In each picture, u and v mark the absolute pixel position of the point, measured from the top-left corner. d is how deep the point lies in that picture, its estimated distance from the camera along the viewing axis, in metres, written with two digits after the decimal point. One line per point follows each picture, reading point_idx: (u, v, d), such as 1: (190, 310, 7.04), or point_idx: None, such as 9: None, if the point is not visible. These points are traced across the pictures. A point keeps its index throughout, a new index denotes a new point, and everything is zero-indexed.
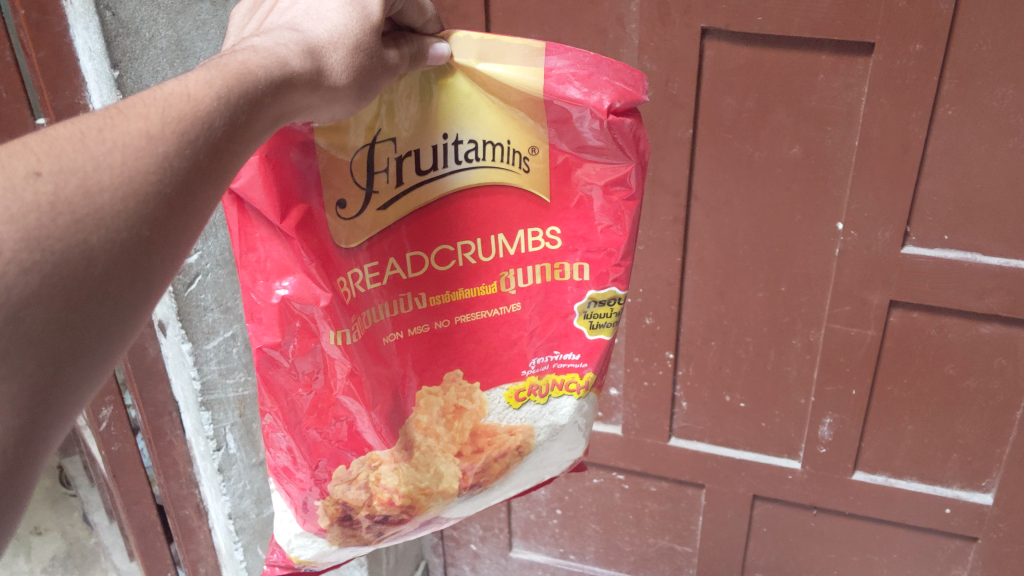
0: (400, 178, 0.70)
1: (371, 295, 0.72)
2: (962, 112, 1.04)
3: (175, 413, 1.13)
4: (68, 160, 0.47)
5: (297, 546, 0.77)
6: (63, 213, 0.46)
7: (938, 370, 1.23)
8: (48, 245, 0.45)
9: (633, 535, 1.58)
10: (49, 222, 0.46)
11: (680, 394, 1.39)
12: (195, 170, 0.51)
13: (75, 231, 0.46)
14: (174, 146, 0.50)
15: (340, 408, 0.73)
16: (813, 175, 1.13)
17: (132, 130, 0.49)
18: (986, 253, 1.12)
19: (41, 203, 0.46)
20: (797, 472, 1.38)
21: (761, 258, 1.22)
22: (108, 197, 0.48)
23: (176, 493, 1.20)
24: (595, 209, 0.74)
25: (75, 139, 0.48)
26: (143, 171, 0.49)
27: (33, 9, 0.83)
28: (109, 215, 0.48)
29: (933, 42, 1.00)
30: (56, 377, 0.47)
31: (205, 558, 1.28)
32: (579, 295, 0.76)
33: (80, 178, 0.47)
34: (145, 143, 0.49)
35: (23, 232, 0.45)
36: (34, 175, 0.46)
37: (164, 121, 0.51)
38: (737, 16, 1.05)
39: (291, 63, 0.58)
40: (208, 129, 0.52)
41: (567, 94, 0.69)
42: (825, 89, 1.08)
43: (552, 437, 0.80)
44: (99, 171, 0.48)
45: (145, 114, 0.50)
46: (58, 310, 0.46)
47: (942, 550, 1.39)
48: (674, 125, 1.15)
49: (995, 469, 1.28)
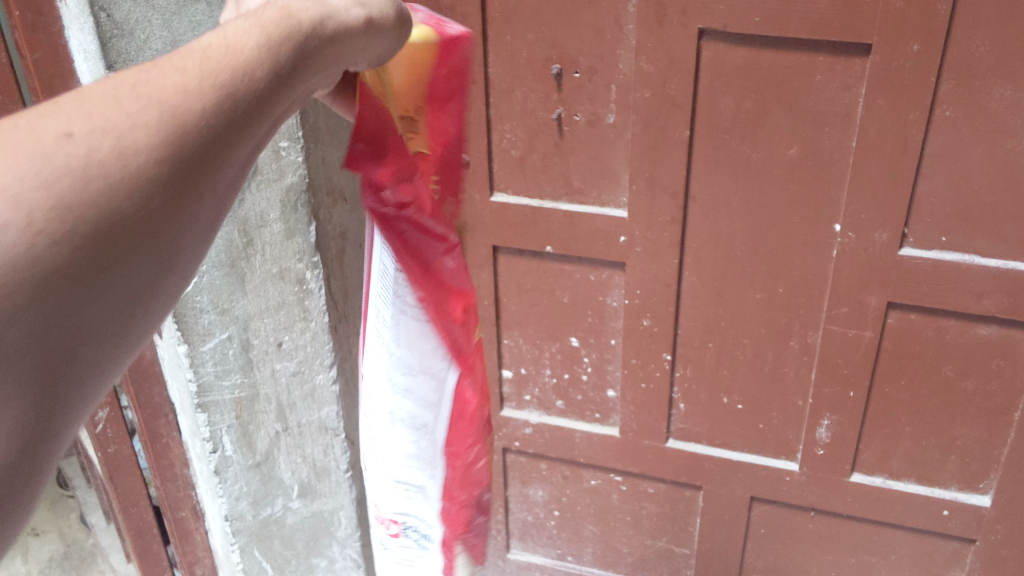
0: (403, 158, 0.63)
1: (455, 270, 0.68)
2: (959, 113, 1.03)
3: (172, 415, 1.14)
4: (102, 118, 0.39)
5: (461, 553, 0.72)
6: (97, 177, 0.38)
7: (937, 372, 1.23)
8: (82, 213, 0.37)
9: (632, 537, 1.58)
10: (82, 188, 0.37)
11: (678, 396, 1.39)
12: (231, 125, 0.43)
13: (112, 197, 0.38)
14: (212, 102, 0.42)
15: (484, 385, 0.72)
16: (811, 175, 1.13)
17: (169, 84, 0.41)
18: (984, 255, 1.12)
19: (73, 165, 0.37)
20: (796, 474, 1.38)
21: (759, 259, 1.22)
22: (145, 158, 0.39)
23: (173, 494, 1.21)
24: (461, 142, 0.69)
25: (108, 96, 0.40)
26: (181, 129, 0.40)
27: (28, 10, 0.83)
28: (142, 180, 0.39)
29: (930, 42, 0.99)
30: (70, 365, 0.38)
31: (201, 560, 1.28)
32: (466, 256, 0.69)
33: (114, 137, 0.39)
34: (183, 100, 0.41)
35: (54, 200, 0.36)
36: (66, 137, 0.38)
37: (202, 75, 0.42)
38: (735, 16, 1.05)
39: (333, 5, 0.49)
40: (249, 82, 0.44)
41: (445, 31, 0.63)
42: (823, 90, 1.07)
43: None
44: (134, 129, 0.39)
45: (182, 66, 0.42)
46: (79, 275, 0.37)
47: (941, 551, 1.39)
48: (673, 126, 1.14)
49: (994, 471, 1.28)
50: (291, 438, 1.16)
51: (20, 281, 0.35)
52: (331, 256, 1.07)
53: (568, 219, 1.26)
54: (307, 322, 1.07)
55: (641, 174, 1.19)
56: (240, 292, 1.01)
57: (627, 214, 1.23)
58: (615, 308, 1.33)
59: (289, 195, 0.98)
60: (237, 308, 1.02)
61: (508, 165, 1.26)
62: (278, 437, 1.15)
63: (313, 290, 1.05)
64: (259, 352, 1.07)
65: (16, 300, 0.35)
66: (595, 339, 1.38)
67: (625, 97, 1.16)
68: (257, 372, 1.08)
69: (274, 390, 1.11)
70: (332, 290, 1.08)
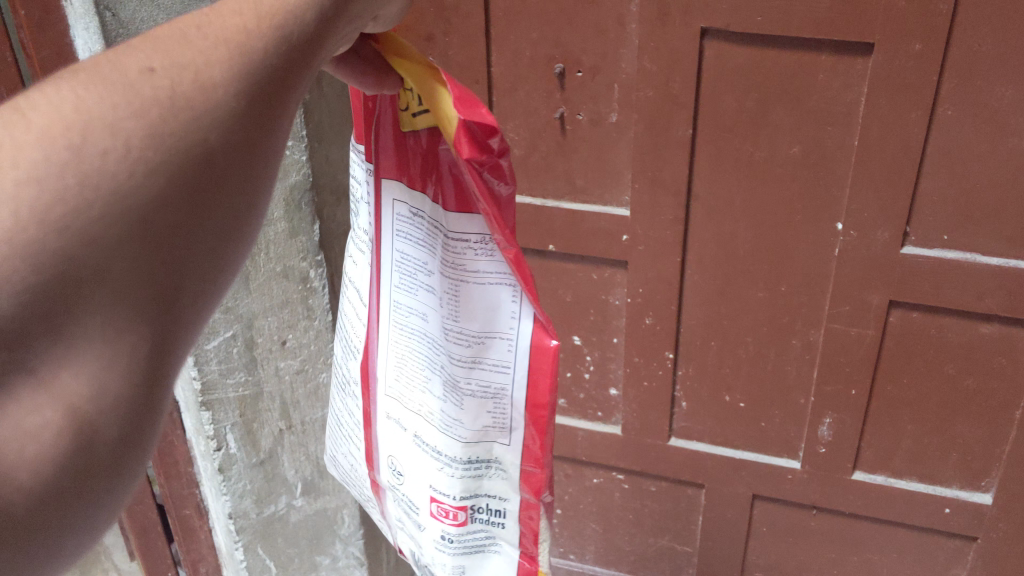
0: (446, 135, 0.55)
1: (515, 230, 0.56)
2: (961, 112, 1.04)
3: (175, 414, 1.14)
4: (178, 54, 0.41)
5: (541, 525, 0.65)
6: (182, 108, 0.39)
7: (938, 370, 1.23)
8: (173, 142, 0.38)
9: (633, 535, 1.58)
10: (172, 118, 0.39)
11: (679, 394, 1.39)
12: (290, 67, 0.44)
13: (195, 125, 0.39)
14: (273, 43, 0.43)
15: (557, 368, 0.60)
16: (813, 174, 1.13)
17: (230, 25, 0.43)
18: (985, 254, 1.12)
19: (160, 97, 0.39)
20: (797, 472, 1.39)
21: (760, 258, 1.22)
22: (223, 92, 0.41)
23: (176, 492, 1.22)
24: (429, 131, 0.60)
25: (178, 36, 0.42)
26: (249, 66, 0.42)
27: (34, 10, 0.84)
28: (224, 112, 0.40)
29: (932, 42, 1.00)
30: (175, 293, 0.39)
31: (205, 558, 1.30)
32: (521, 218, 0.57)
33: (192, 72, 0.40)
34: (244, 38, 0.42)
35: (149, 129, 0.38)
36: (148, 71, 0.39)
37: (259, 16, 0.44)
38: (737, 16, 1.06)
39: None
40: (304, 24, 0.45)
41: None
42: (825, 89, 1.08)
43: None
44: (209, 65, 0.41)
45: (239, 10, 0.44)
46: (178, 213, 0.39)
47: (942, 550, 1.39)
48: (675, 124, 1.15)
49: (995, 469, 1.29)
50: (294, 436, 1.16)
51: (122, 210, 0.36)
52: (335, 254, 1.07)
53: (570, 218, 1.27)
54: (311, 320, 1.08)
55: (644, 173, 1.19)
56: (243, 291, 1.01)
57: (629, 213, 1.24)
58: (618, 307, 1.34)
59: (293, 194, 0.98)
60: (240, 307, 1.02)
61: (511, 165, 1.27)
62: (282, 435, 1.15)
63: (316, 288, 1.06)
64: (262, 350, 1.07)
65: (118, 230, 0.36)
66: (597, 338, 1.38)
67: (628, 96, 1.16)
68: (260, 370, 1.08)
69: (277, 388, 1.11)
70: (336, 287, 1.09)
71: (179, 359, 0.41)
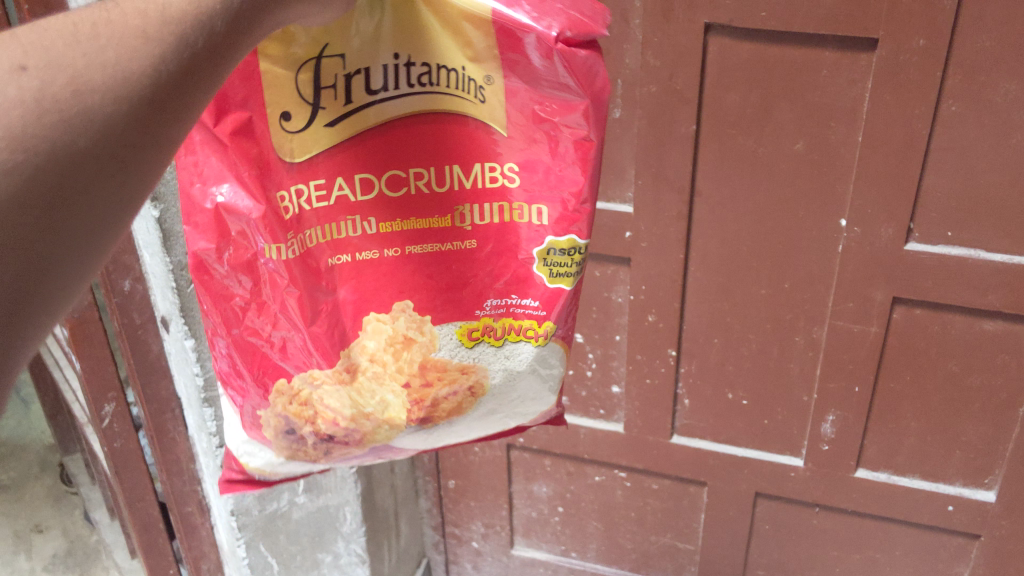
0: (349, 97, 0.67)
1: (315, 216, 0.70)
2: (965, 108, 1.04)
3: (178, 410, 1.16)
4: (57, 55, 0.45)
5: (245, 452, 0.77)
6: (50, 111, 0.44)
7: (943, 367, 1.23)
8: (34, 144, 0.43)
9: (636, 533, 1.58)
10: (34, 120, 0.43)
11: (682, 392, 1.39)
12: (190, 74, 0.48)
13: (63, 129, 0.44)
14: (170, 47, 0.47)
15: (280, 320, 0.71)
16: (816, 170, 1.13)
17: (128, 26, 0.46)
18: (989, 250, 1.12)
19: (24, 99, 0.43)
20: (800, 470, 1.38)
21: (765, 255, 1.22)
22: (99, 98, 0.45)
23: (179, 489, 1.22)
24: (560, 152, 0.69)
25: (67, 34, 0.45)
26: (137, 71, 0.46)
27: (37, 5, 0.89)
28: (101, 114, 0.45)
29: (936, 38, 1.00)
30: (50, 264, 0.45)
31: (207, 555, 1.30)
32: (326, 213, 0.70)
33: (69, 74, 0.44)
34: (141, 44, 0.47)
35: (9, 129, 0.42)
36: (19, 70, 0.43)
37: (161, 19, 0.47)
38: (741, 12, 1.06)
39: None
40: (209, 31, 0.49)
41: (514, 18, 0.64)
42: (829, 85, 1.08)
43: (507, 382, 0.77)
44: (90, 69, 0.45)
45: (141, 10, 0.47)
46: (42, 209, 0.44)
47: (945, 547, 1.39)
48: (678, 120, 1.14)
49: (998, 467, 1.28)
50: None
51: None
52: None
53: None
54: None
55: (647, 169, 1.19)
56: None
57: (633, 210, 1.23)
58: (620, 304, 1.34)
59: None
60: None
61: None
62: None
63: None
64: None
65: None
66: (599, 335, 1.38)
67: (631, 93, 1.15)
68: None
69: None
70: None
71: (46, 320, 0.46)
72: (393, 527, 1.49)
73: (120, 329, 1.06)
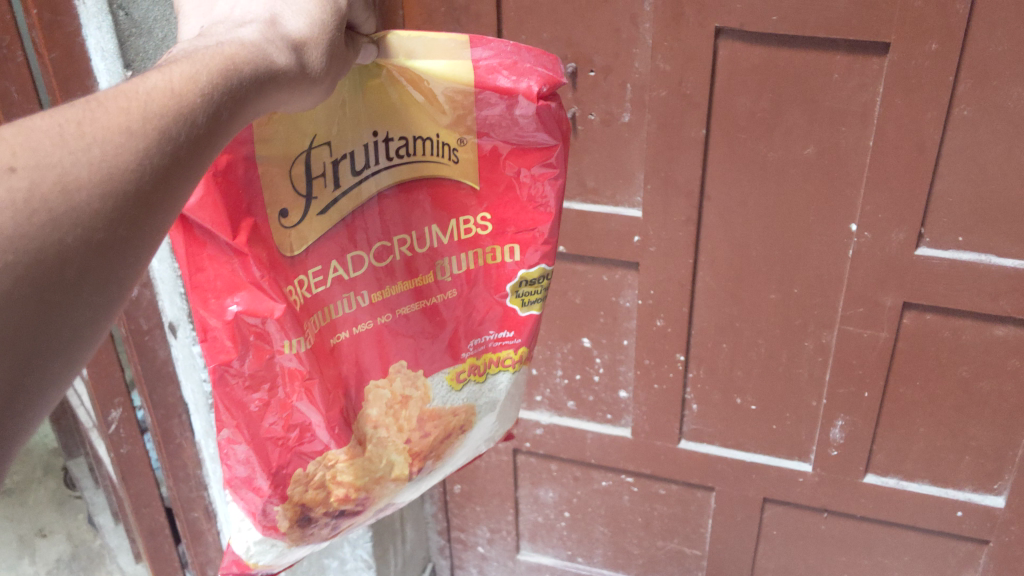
0: (337, 181, 0.71)
1: (318, 299, 0.73)
2: (978, 112, 1.03)
3: (185, 416, 1.15)
4: (43, 154, 0.47)
5: (255, 552, 0.78)
6: (39, 211, 0.46)
7: (952, 372, 1.22)
8: (23, 244, 0.45)
9: (642, 538, 1.57)
10: (25, 221, 0.45)
11: (690, 397, 1.38)
12: (174, 165, 0.51)
13: (51, 228, 0.46)
14: (153, 142, 0.51)
15: (297, 413, 0.73)
16: (826, 175, 1.13)
17: (113, 124, 0.49)
18: (1000, 255, 1.11)
19: (15, 199, 0.45)
20: (809, 475, 1.38)
21: (774, 259, 1.21)
22: (86, 194, 0.48)
23: (186, 495, 1.22)
24: (533, 194, 0.77)
25: (54, 133, 0.48)
26: (122, 167, 0.49)
27: (45, 10, 0.91)
28: (86, 213, 0.47)
29: (948, 42, 0.99)
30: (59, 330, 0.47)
31: (213, 560, 1.30)
32: (333, 295, 0.74)
33: (57, 174, 0.47)
34: (126, 141, 0.50)
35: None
36: (9, 170, 0.45)
37: (145, 118, 0.51)
38: (752, 16, 1.05)
39: (274, 59, 0.59)
40: (190, 126, 0.52)
41: (497, 84, 0.71)
42: (840, 89, 1.07)
43: (490, 412, 0.85)
44: (76, 166, 0.48)
45: (125, 108, 0.50)
46: (27, 311, 0.46)
47: (954, 553, 1.38)
48: (688, 124, 1.14)
49: (1007, 472, 1.28)
50: None
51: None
52: None
53: (580, 219, 1.26)
54: None
55: (656, 173, 1.19)
56: None
57: (642, 214, 1.23)
58: (628, 308, 1.33)
59: None
60: None
61: None
62: None
63: None
64: None
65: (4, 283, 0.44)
66: (607, 340, 1.37)
67: (641, 96, 1.15)
68: None
69: None
70: None
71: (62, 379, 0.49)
72: (399, 531, 1.48)
73: (127, 334, 1.06)
